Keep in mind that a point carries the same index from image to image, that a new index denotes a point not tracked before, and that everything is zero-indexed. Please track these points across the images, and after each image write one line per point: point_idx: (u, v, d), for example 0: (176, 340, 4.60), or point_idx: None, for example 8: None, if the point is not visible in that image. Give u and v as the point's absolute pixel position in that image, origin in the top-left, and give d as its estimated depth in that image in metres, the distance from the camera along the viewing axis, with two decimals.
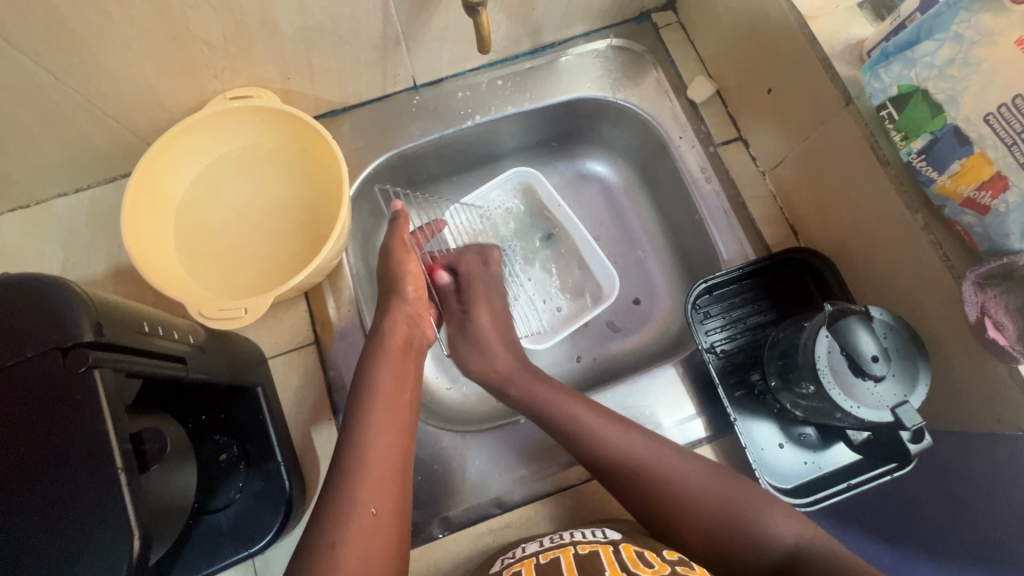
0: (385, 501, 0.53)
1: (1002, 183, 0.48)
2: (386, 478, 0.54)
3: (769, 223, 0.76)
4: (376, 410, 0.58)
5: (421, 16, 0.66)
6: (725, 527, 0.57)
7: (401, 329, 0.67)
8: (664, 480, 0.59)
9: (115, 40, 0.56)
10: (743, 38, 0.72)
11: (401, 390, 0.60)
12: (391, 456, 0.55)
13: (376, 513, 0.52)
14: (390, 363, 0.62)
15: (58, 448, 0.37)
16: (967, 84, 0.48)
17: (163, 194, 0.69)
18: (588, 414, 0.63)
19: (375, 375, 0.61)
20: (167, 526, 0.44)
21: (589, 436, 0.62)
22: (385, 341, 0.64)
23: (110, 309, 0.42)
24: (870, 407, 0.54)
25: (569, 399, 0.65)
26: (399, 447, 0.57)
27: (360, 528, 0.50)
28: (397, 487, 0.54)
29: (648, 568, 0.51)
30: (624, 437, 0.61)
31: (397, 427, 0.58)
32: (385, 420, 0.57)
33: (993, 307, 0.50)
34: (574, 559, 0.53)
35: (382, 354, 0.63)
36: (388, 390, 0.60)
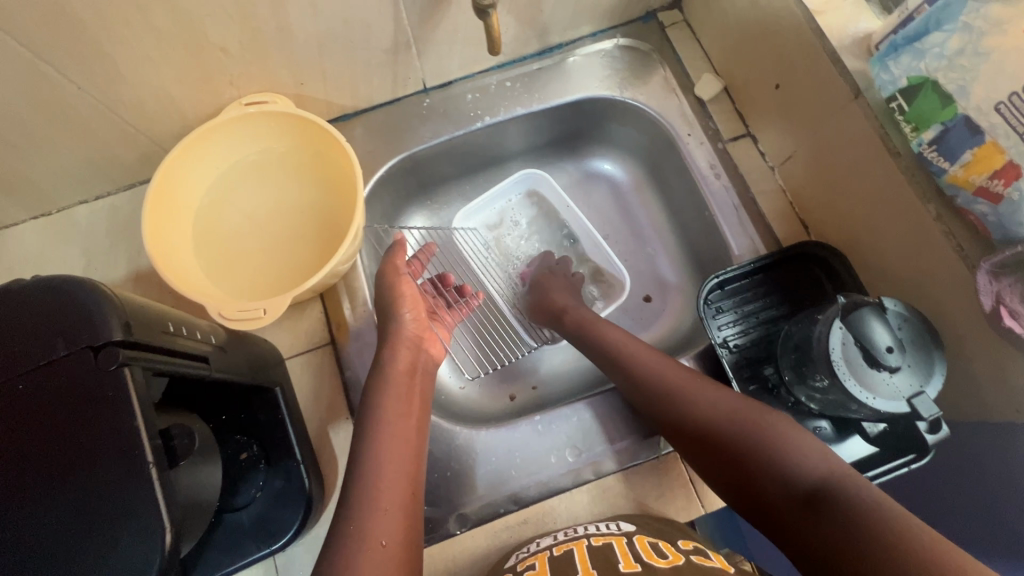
0: (394, 533, 0.53)
1: (1014, 171, 0.48)
2: (396, 508, 0.55)
3: (780, 218, 0.76)
4: (382, 435, 0.58)
5: (431, 19, 0.67)
6: (742, 440, 0.55)
7: (405, 355, 0.67)
8: (686, 398, 0.60)
9: (135, 49, 0.58)
10: (749, 34, 0.73)
11: (408, 420, 0.61)
12: (402, 483, 0.56)
13: (386, 545, 0.52)
14: (393, 392, 0.62)
15: (92, 445, 0.38)
16: (977, 74, 0.48)
17: (182, 199, 0.70)
18: (638, 342, 0.69)
19: (380, 403, 0.61)
20: (195, 521, 0.45)
21: (633, 354, 0.68)
22: (390, 370, 0.65)
23: (138, 309, 0.43)
24: (885, 398, 0.54)
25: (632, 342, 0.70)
26: (407, 475, 0.57)
27: (372, 560, 0.50)
28: (407, 518, 0.55)
29: (663, 558, 0.51)
30: (663, 360, 0.65)
31: (404, 455, 0.58)
32: (392, 445, 0.58)
33: (1008, 296, 0.50)
34: (587, 551, 0.54)
35: (390, 383, 0.63)
36: (397, 419, 0.60)
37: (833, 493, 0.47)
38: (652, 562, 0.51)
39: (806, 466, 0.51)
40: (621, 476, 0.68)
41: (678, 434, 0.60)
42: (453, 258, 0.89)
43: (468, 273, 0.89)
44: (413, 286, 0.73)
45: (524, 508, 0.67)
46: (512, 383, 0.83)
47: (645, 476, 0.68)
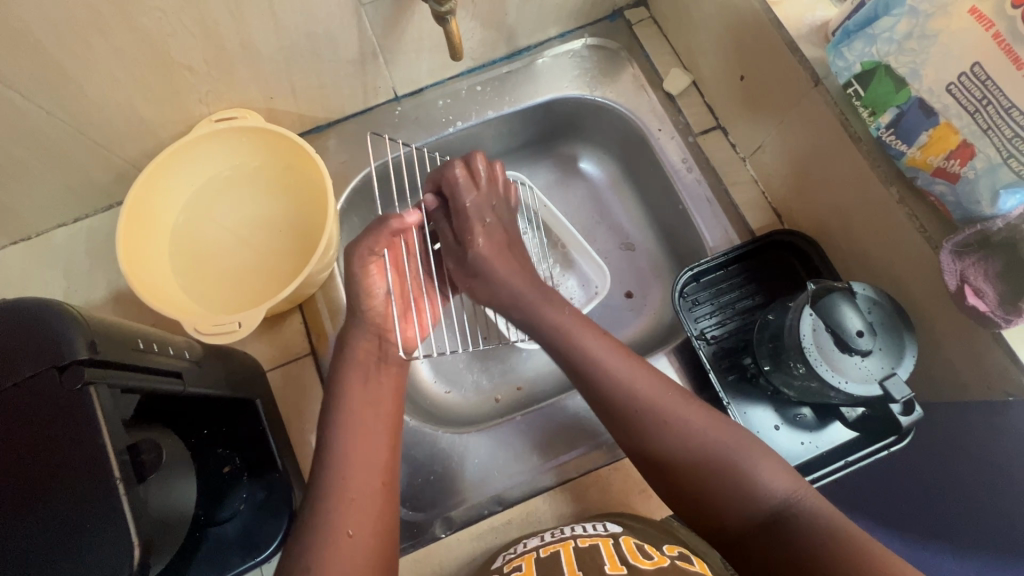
0: (362, 522, 0.53)
1: (969, 150, 0.48)
2: (366, 498, 0.55)
3: (753, 208, 0.76)
4: (346, 428, 0.58)
5: (395, 28, 0.68)
6: (708, 469, 0.55)
7: (367, 345, 0.65)
8: (661, 419, 0.57)
9: (102, 72, 0.58)
10: (712, 27, 0.73)
11: (369, 406, 0.60)
12: (373, 471, 0.57)
13: (353, 536, 0.52)
14: (355, 381, 0.62)
15: (58, 463, 0.39)
16: (927, 56, 0.49)
17: (155, 219, 0.71)
18: (600, 343, 0.62)
19: (344, 389, 0.61)
20: (169, 534, 0.45)
21: (592, 357, 0.61)
22: (352, 353, 0.64)
23: (106, 327, 0.43)
24: (858, 381, 0.54)
25: (577, 320, 0.64)
26: (377, 465, 0.57)
27: (337, 551, 0.51)
28: (378, 508, 0.55)
29: (648, 560, 0.52)
30: (632, 369, 0.60)
31: (370, 443, 0.58)
32: (357, 432, 0.58)
33: (972, 274, 0.50)
34: (573, 553, 0.54)
35: (353, 371, 0.62)
36: (361, 409, 0.60)
37: (793, 530, 0.50)
38: (637, 565, 0.51)
39: (767, 489, 0.53)
40: (605, 472, 0.68)
41: (637, 448, 0.58)
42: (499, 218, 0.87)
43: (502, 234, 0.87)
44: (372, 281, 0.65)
45: (509, 509, 0.67)
46: (496, 384, 0.83)
47: (628, 471, 0.68)
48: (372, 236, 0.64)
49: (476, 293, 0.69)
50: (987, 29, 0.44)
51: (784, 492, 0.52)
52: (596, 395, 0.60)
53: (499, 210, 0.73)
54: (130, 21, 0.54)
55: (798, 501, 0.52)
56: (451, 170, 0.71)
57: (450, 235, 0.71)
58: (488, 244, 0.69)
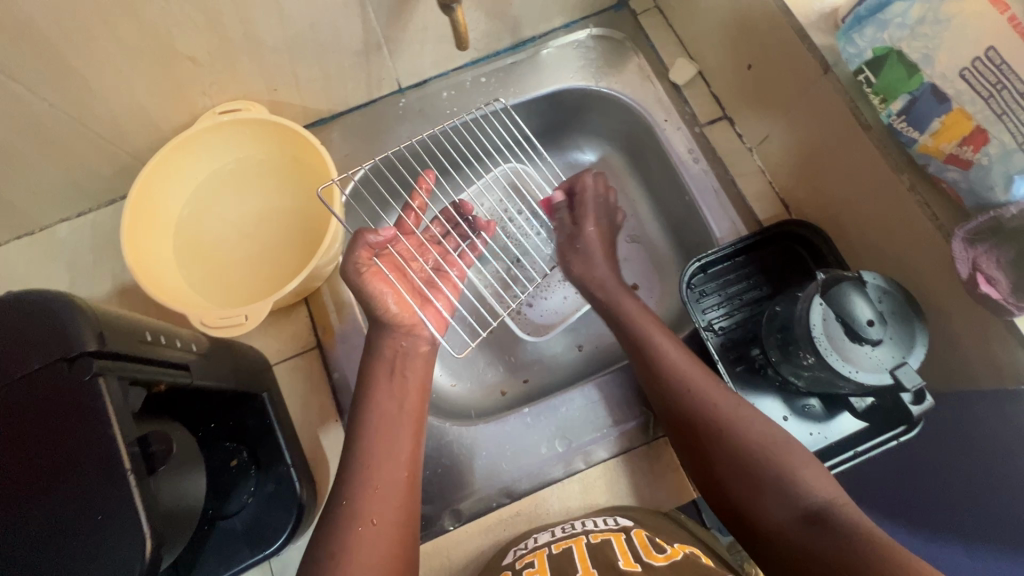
0: (385, 511, 0.55)
1: (982, 136, 0.47)
2: (393, 487, 0.56)
3: (760, 198, 0.76)
4: (373, 422, 0.59)
5: (400, 18, 0.67)
6: (758, 466, 0.57)
7: (392, 345, 0.64)
8: (726, 420, 0.60)
9: (104, 64, 0.58)
10: (719, 16, 0.73)
11: (398, 401, 0.60)
12: (398, 463, 0.57)
13: (376, 524, 0.53)
14: (383, 376, 0.62)
15: (70, 456, 0.39)
16: (940, 41, 0.48)
17: (158, 212, 0.71)
18: (669, 341, 0.66)
19: (373, 385, 0.61)
20: (181, 526, 0.45)
21: (659, 346, 0.66)
22: (379, 349, 0.64)
23: (113, 319, 0.43)
24: (869, 371, 0.54)
25: (653, 323, 0.69)
26: (404, 458, 0.58)
27: (362, 538, 0.52)
28: (402, 499, 0.56)
29: (661, 553, 0.52)
30: (690, 365, 0.64)
31: (396, 436, 0.58)
32: (384, 424, 0.59)
33: (985, 263, 0.50)
34: (586, 549, 0.54)
35: (380, 369, 0.62)
36: (386, 403, 0.60)
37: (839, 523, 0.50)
38: (651, 560, 0.51)
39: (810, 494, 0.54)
40: (613, 462, 0.68)
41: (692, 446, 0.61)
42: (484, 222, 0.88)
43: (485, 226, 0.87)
44: (377, 279, 0.63)
45: (517, 501, 0.67)
46: (503, 377, 0.83)
47: (637, 462, 0.68)
48: (358, 250, 0.62)
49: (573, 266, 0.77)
50: (1002, 13, 0.44)
51: (827, 497, 0.53)
52: (655, 383, 0.64)
53: (614, 213, 0.79)
54: (133, 12, 0.54)
55: (839, 505, 0.53)
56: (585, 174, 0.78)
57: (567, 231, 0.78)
58: (597, 236, 0.77)
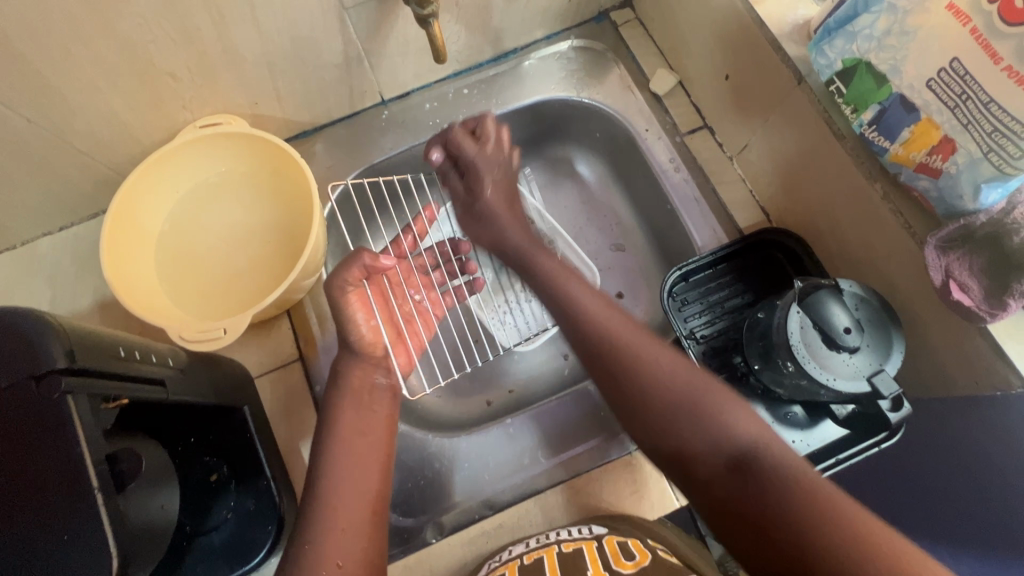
0: (351, 552, 0.53)
1: (950, 146, 0.48)
2: (359, 527, 0.55)
3: (740, 207, 0.76)
4: (339, 458, 0.57)
5: (380, 32, 0.68)
6: (751, 466, 0.49)
7: (359, 376, 0.63)
8: (706, 413, 0.53)
9: (83, 80, 0.58)
10: (697, 27, 0.73)
11: (366, 435, 0.60)
12: (364, 500, 0.56)
13: (341, 566, 0.52)
14: (349, 410, 0.61)
15: (35, 475, 0.38)
16: (906, 52, 0.49)
17: (139, 225, 0.71)
18: (614, 315, 0.61)
19: (337, 421, 0.60)
20: (151, 545, 0.45)
21: (594, 319, 0.61)
22: (344, 381, 0.63)
23: (84, 336, 0.43)
24: (846, 378, 0.54)
25: (598, 300, 0.63)
26: (369, 494, 0.57)
27: None
28: (368, 537, 0.55)
29: (630, 561, 0.52)
30: (653, 347, 0.57)
31: (363, 473, 0.58)
32: (348, 460, 0.58)
33: (957, 269, 0.50)
34: (557, 557, 0.54)
35: (344, 401, 0.61)
36: (350, 437, 0.59)
37: (764, 468, 0.48)
38: (619, 568, 0.51)
39: (736, 438, 0.51)
40: (596, 473, 0.68)
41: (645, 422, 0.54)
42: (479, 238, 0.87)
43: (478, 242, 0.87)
44: (358, 300, 0.64)
45: (499, 512, 0.66)
46: (488, 387, 0.83)
47: (620, 472, 0.67)
48: (348, 270, 0.61)
49: (479, 237, 0.75)
50: (964, 24, 0.44)
51: (751, 435, 0.51)
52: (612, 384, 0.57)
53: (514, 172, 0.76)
54: (110, 28, 0.54)
55: (765, 446, 0.50)
56: (489, 110, 0.73)
57: (465, 194, 0.75)
58: (505, 209, 0.74)
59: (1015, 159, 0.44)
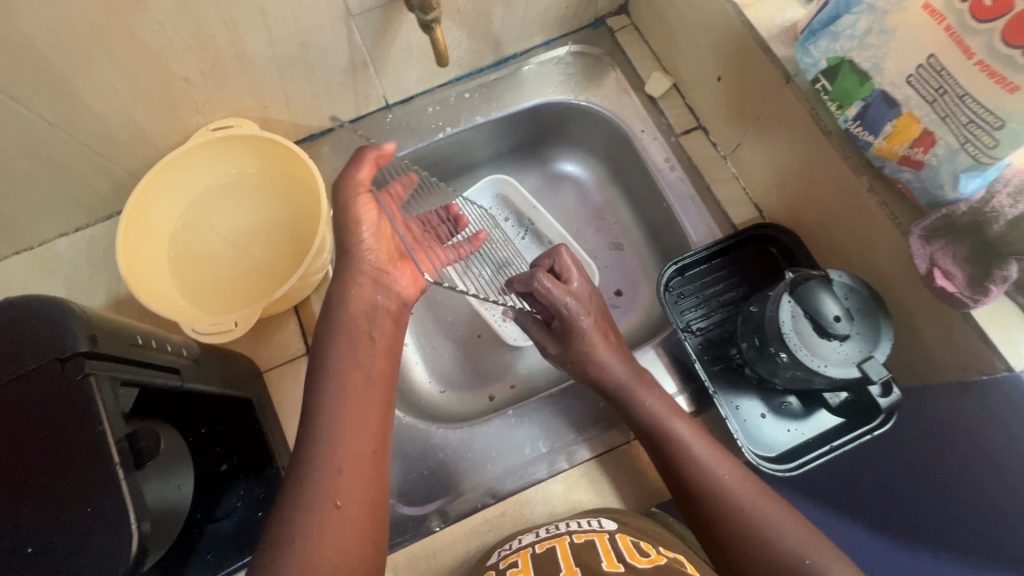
0: (353, 495, 0.53)
1: (930, 138, 0.50)
2: (360, 467, 0.55)
3: (734, 204, 0.79)
4: (341, 390, 0.57)
5: (385, 38, 0.70)
6: None
7: (361, 294, 0.64)
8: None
9: (102, 85, 0.61)
10: (690, 31, 0.76)
11: (363, 373, 0.60)
12: (366, 440, 0.56)
13: (341, 507, 0.52)
14: (347, 344, 0.61)
15: (60, 452, 0.40)
16: (887, 51, 0.51)
17: (154, 225, 0.73)
18: (696, 438, 0.62)
19: (337, 351, 0.60)
20: (166, 524, 0.46)
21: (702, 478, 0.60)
22: (345, 310, 0.63)
23: (105, 323, 0.45)
24: (836, 364, 0.56)
25: (673, 409, 0.65)
26: (371, 434, 0.57)
27: (328, 522, 0.51)
28: (370, 479, 0.55)
29: (645, 557, 0.53)
30: (744, 490, 0.59)
31: (361, 414, 0.57)
32: (350, 398, 0.57)
33: (941, 258, 0.52)
34: (569, 548, 0.55)
35: (345, 330, 0.62)
36: (350, 370, 0.59)
37: None
38: (634, 562, 0.52)
39: None
40: (596, 462, 0.69)
41: None
42: None
43: None
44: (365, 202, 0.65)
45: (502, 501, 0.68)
46: (490, 382, 0.84)
47: (619, 461, 0.69)
48: (364, 166, 0.65)
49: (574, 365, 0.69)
50: (939, 22, 0.46)
51: None
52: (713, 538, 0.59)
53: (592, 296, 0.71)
54: (129, 35, 0.57)
55: None
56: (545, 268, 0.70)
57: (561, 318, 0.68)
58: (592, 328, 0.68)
59: (989, 148, 0.46)
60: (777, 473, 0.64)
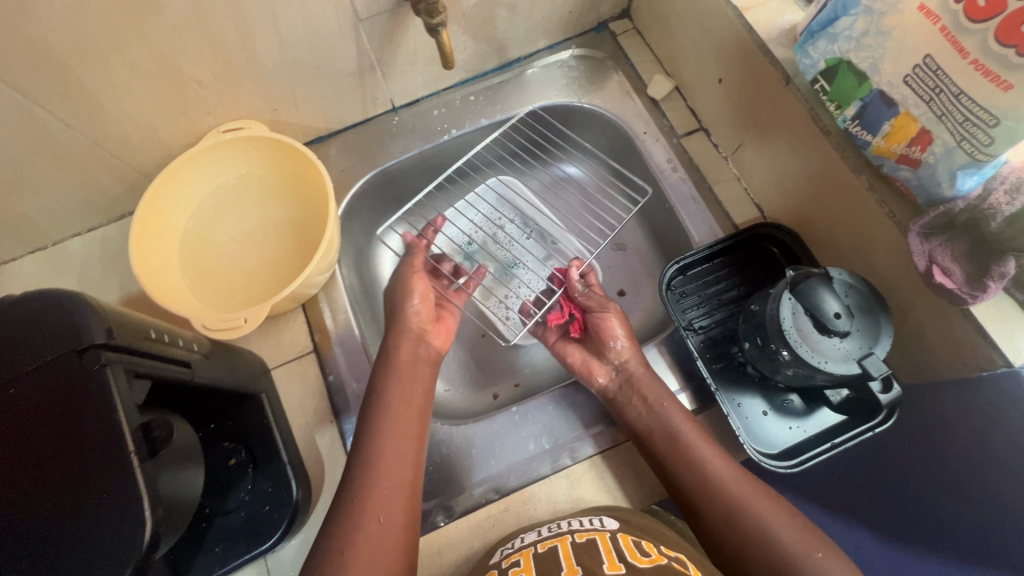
0: (393, 511, 0.57)
1: (927, 137, 0.51)
2: (398, 485, 0.59)
3: (736, 204, 0.79)
4: (386, 419, 0.62)
5: (392, 41, 0.72)
6: None
7: (407, 346, 0.71)
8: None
9: (117, 86, 0.63)
10: (691, 35, 0.77)
11: (410, 407, 0.65)
12: (404, 464, 0.60)
13: (384, 521, 0.56)
14: (397, 381, 0.66)
15: (77, 440, 0.42)
16: (884, 51, 0.52)
17: (166, 223, 0.75)
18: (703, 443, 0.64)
19: (385, 388, 0.65)
20: (177, 515, 0.47)
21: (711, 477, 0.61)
22: (394, 358, 0.69)
23: (120, 317, 0.46)
24: (837, 361, 0.56)
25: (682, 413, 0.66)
26: (409, 456, 0.61)
27: (370, 534, 0.54)
28: (407, 499, 0.58)
29: (646, 557, 0.53)
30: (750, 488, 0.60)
31: (405, 442, 0.62)
32: (394, 429, 0.62)
33: (940, 255, 0.53)
34: (571, 547, 0.55)
35: (394, 372, 0.67)
36: (398, 404, 0.64)
37: None
38: (635, 561, 0.53)
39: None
40: (599, 459, 0.70)
41: None
42: (484, 241, 0.92)
43: (486, 247, 0.92)
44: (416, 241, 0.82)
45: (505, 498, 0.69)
46: (494, 382, 0.85)
47: (622, 458, 0.70)
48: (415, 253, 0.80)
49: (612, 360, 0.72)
50: (934, 23, 0.47)
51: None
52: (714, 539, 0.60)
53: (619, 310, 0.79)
54: (143, 37, 0.59)
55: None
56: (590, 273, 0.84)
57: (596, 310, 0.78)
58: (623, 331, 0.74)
59: (984, 146, 0.47)
60: (779, 470, 0.65)
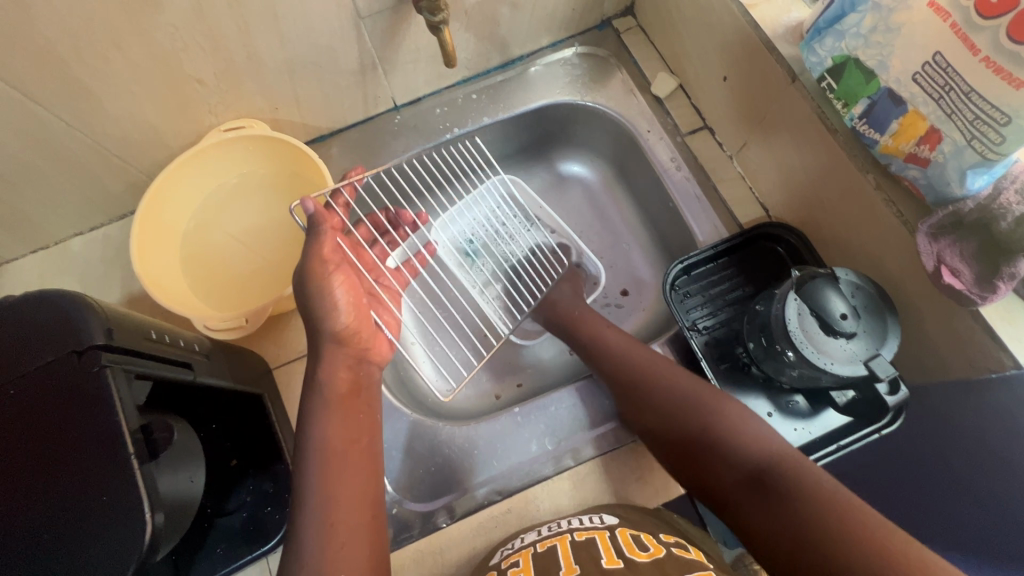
0: (357, 558, 0.53)
1: (936, 135, 0.51)
2: (357, 532, 0.54)
3: (740, 203, 0.79)
4: (325, 463, 0.55)
5: (393, 39, 0.71)
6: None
7: (345, 371, 0.60)
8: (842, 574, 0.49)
9: (117, 85, 0.62)
10: (696, 32, 0.77)
11: (355, 442, 0.58)
12: (361, 504, 0.55)
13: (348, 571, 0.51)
14: (334, 415, 0.57)
15: (76, 442, 0.41)
16: (892, 48, 0.51)
17: (167, 222, 0.75)
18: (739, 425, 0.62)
19: (317, 428, 0.56)
20: (178, 517, 0.47)
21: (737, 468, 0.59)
22: (327, 387, 0.58)
23: (121, 317, 0.46)
24: (843, 362, 0.56)
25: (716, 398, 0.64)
26: (365, 497, 0.56)
27: None
28: (369, 540, 0.54)
29: (644, 552, 0.53)
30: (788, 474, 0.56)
31: (357, 481, 0.56)
32: (339, 471, 0.55)
33: (949, 255, 0.52)
34: (571, 548, 0.54)
35: (324, 408, 0.57)
36: (339, 444, 0.56)
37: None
38: (632, 557, 0.52)
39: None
40: (602, 460, 0.70)
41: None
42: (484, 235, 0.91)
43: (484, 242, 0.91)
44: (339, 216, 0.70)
45: (507, 499, 0.68)
46: (496, 382, 0.85)
47: (624, 459, 0.69)
48: (324, 241, 0.60)
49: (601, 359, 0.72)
50: (944, 20, 0.46)
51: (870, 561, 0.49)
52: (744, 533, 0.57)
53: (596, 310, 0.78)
54: (144, 36, 0.58)
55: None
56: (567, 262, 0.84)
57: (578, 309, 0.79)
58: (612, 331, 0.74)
59: (996, 145, 0.46)
60: None
